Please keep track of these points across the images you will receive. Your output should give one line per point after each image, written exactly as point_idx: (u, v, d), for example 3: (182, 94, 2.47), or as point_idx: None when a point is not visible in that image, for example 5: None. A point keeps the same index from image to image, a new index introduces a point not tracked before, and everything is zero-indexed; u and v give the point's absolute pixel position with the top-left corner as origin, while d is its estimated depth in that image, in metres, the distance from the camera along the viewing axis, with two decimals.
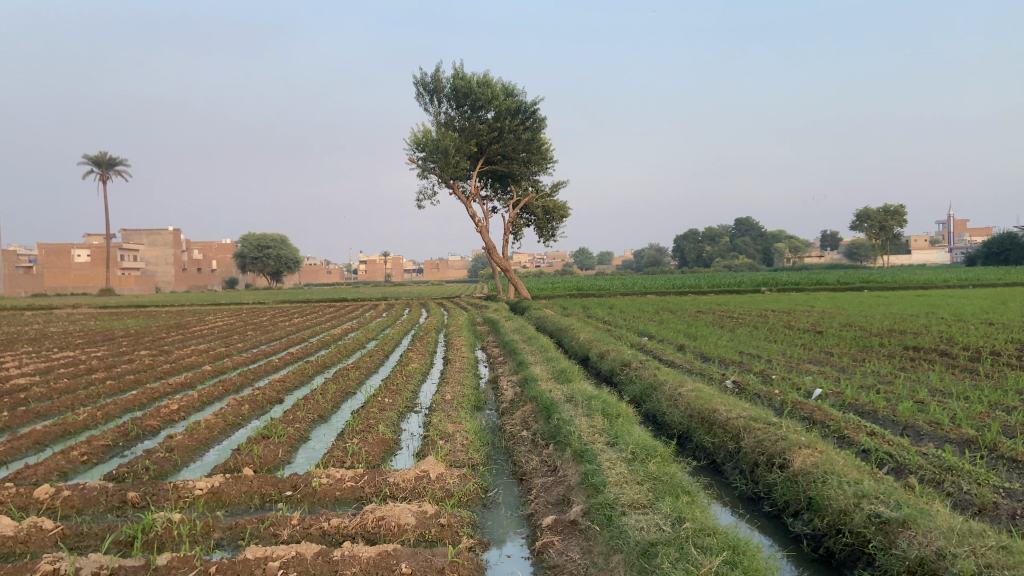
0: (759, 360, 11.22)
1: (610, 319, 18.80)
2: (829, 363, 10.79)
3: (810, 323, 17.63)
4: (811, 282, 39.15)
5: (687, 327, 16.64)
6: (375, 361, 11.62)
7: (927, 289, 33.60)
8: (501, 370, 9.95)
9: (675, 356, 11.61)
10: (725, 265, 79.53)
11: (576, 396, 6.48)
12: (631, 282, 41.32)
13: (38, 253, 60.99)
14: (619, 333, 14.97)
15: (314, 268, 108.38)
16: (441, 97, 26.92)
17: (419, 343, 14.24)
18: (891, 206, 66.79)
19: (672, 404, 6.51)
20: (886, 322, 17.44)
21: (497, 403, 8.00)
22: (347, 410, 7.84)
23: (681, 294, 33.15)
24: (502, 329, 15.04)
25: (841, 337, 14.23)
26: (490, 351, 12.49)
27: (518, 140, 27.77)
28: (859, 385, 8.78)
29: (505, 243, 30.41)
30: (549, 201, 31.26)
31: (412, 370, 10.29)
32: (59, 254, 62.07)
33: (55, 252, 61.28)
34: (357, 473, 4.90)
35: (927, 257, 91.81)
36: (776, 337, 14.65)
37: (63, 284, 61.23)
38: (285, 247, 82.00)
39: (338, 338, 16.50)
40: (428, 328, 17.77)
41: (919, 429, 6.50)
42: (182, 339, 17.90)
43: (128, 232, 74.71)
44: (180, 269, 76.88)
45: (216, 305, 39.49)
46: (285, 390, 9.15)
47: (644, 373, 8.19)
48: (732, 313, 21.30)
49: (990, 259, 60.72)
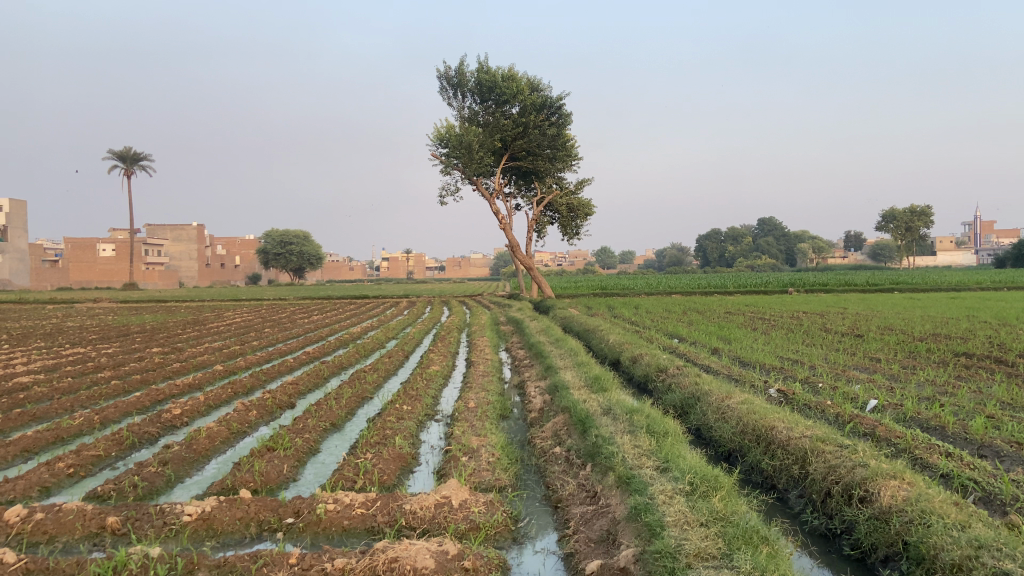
0: (801, 366, 10.49)
1: (639, 319, 18.09)
2: (878, 370, 10.03)
3: (848, 326, 16.82)
4: (840, 283, 38.11)
5: (718, 329, 15.92)
6: (394, 362, 11.06)
7: (962, 292, 32.41)
8: (528, 375, 9.31)
9: (711, 360, 10.92)
10: (749, 265, 78.38)
11: (615, 408, 5.85)
12: (656, 282, 40.49)
13: (64, 246, 61.44)
14: (649, 334, 14.28)
15: (336, 265, 108.54)
16: (465, 91, 26.32)
17: (440, 343, 13.67)
18: (920, 206, 65.14)
19: (722, 419, 5.86)
20: (927, 326, 16.59)
21: (523, 412, 7.38)
22: (361, 418, 7.24)
23: (707, 294, 32.30)
24: (527, 329, 14.42)
25: (885, 342, 13.44)
26: (516, 353, 11.87)
27: (543, 135, 27.12)
28: (917, 394, 8.02)
29: (528, 240, 29.80)
30: (574, 198, 30.60)
31: (432, 372, 9.69)
32: (85, 249, 62.50)
33: (81, 246, 61.78)
34: (368, 497, 4.29)
35: (954, 259, 89.88)
36: (815, 341, 13.87)
37: (89, 278, 61.66)
38: (307, 244, 82.10)
39: (356, 337, 15.97)
40: (450, 327, 17.20)
41: (999, 449, 5.70)
42: (200, 335, 17.50)
43: (152, 228, 75.15)
44: (203, 264, 77.14)
45: (237, 300, 39.34)
46: (297, 394, 8.60)
47: (686, 382, 7.52)
48: (763, 315, 20.53)
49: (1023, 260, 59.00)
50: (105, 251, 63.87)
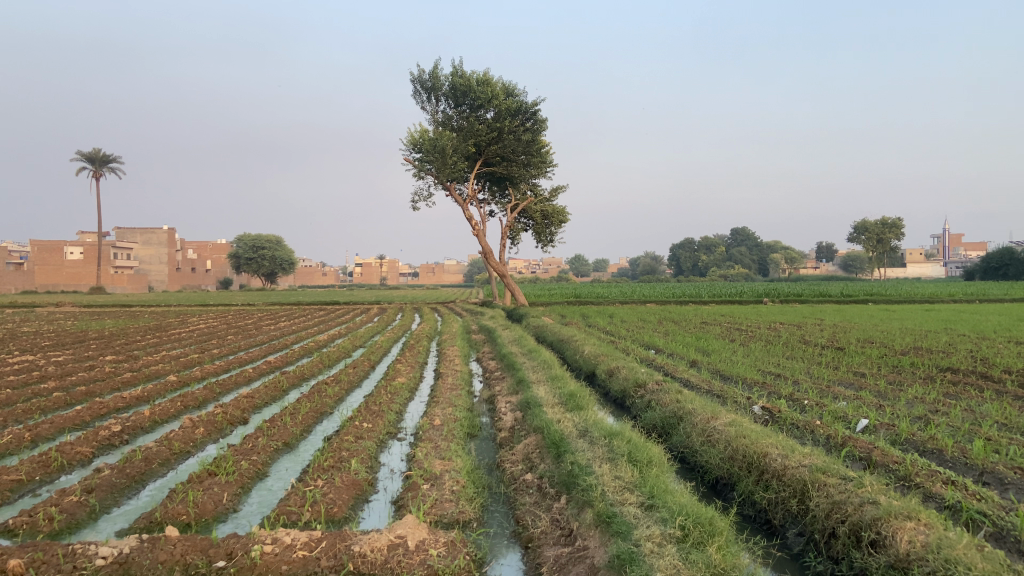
0: (784, 381, 10.09)
1: (615, 329, 17.66)
2: (863, 387, 9.66)
3: (827, 338, 16.53)
4: (813, 294, 38.06)
5: (696, 340, 15.53)
6: (359, 374, 10.50)
7: (936, 304, 32.41)
8: (499, 389, 8.80)
9: (690, 374, 10.49)
10: (722, 275, 78.63)
11: (593, 431, 5.38)
12: (631, 290, 40.18)
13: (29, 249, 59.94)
14: (626, 345, 13.84)
15: (308, 271, 107.43)
16: (439, 95, 25.80)
17: (409, 353, 13.12)
18: (892, 218, 65.83)
19: (708, 444, 5.42)
20: (906, 339, 16.36)
21: (493, 431, 6.87)
22: (316, 437, 6.68)
23: (682, 303, 32.04)
24: (499, 339, 13.93)
25: (866, 355, 13.13)
26: (487, 365, 11.36)
27: (518, 141, 26.68)
28: (908, 415, 7.63)
29: (503, 247, 29.34)
30: (549, 206, 30.19)
31: (397, 385, 9.14)
32: (50, 251, 61.05)
33: (47, 248, 60.42)
34: (313, 536, 3.76)
35: (923, 270, 91.09)
36: (795, 354, 13.52)
37: (55, 281, 60.27)
38: (279, 249, 81.07)
39: (322, 346, 15.35)
40: (421, 336, 16.65)
41: (1000, 475, 5.36)
42: (159, 342, 16.77)
43: (120, 230, 73.68)
44: (172, 268, 75.84)
45: (205, 306, 38.39)
46: (251, 409, 8.02)
47: (666, 399, 7.07)
48: (740, 325, 20.23)
49: (990, 274, 59.63)
50: (71, 253, 62.33)
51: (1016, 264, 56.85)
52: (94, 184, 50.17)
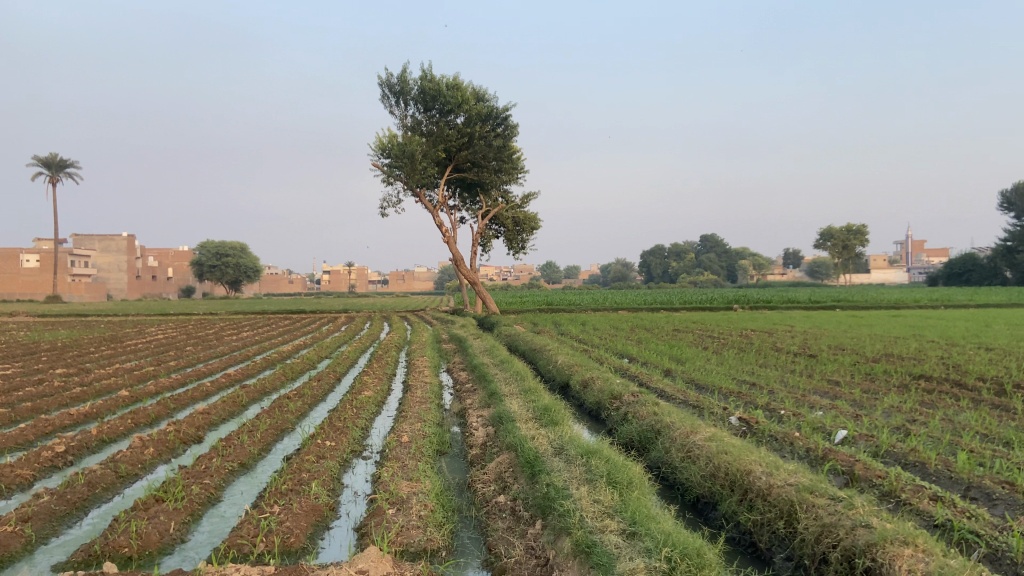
0: (759, 390, 9.94)
1: (586, 337, 17.47)
2: (839, 396, 9.54)
3: (798, 345, 16.49)
4: (782, 301, 38.34)
5: (669, 348, 15.38)
6: (323, 387, 10.14)
7: (903, 310, 32.80)
8: (470, 402, 8.51)
9: (664, 384, 10.30)
10: (690, 282, 79.19)
11: (569, 448, 5.12)
12: (602, 297, 40.13)
13: None
14: (598, 354, 13.63)
15: (275, 279, 106.15)
16: (409, 100, 25.49)
17: (377, 363, 12.77)
18: (856, 226, 66.76)
19: (688, 460, 5.19)
20: (876, 345, 16.39)
21: (464, 447, 6.57)
22: (276, 457, 6.35)
23: (653, 310, 32.00)
24: (470, 349, 13.64)
25: (838, 363, 13.07)
26: (457, 376, 11.06)
27: (489, 147, 26.45)
28: (887, 425, 7.50)
29: (473, 254, 29.07)
30: (520, 212, 29.99)
31: (363, 399, 8.82)
32: (7, 259, 59.49)
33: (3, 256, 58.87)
34: (264, 570, 3.44)
35: (887, 276, 92.66)
36: (768, 361, 13.41)
37: (12, 290, 58.73)
38: (245, 256, 79.96)
39: (285, 357, 14.93)
40: (388, 345, 16.29)
41: (987, 490, 5.22)
42: (116, 354, 16.20)
43: (80, 238, 72.09)
44: (135, 277, 74.37)
45: (167, 315, 37.55)
46: (208, 427, 7.65)
47: (643, 412, 6.84)
48: (711, 333, 20.17)
49: (952, 279, 60.76)
50: (29, 262, 60.88)
51: (977, 270, 58.05)
52: (53, 191, 49.15)
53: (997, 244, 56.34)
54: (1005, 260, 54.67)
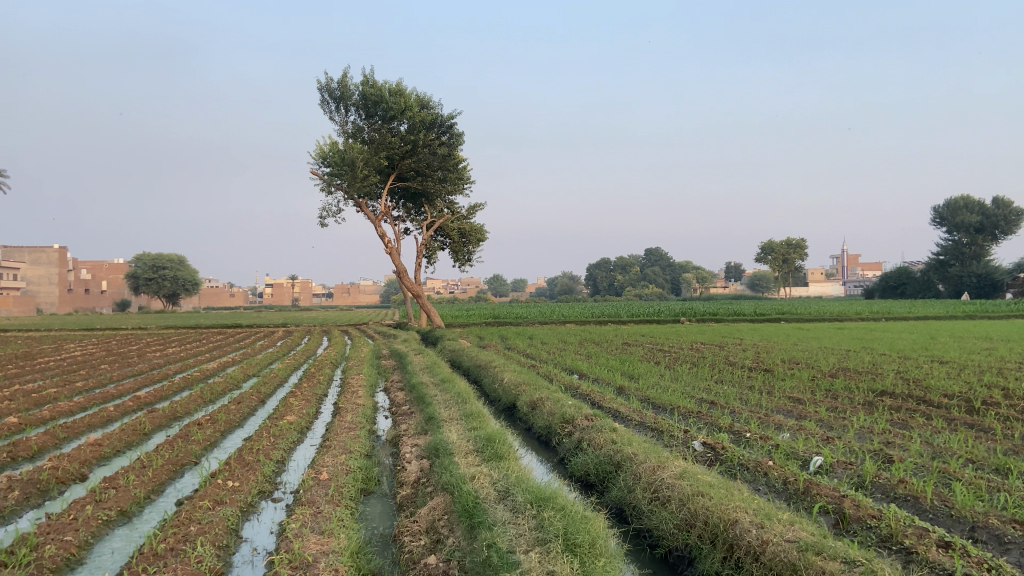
0: (721, 410, 9.24)
1: (534, 352, 16.63)
2: (805, 416, 8.87)
3: (750, 359, 15.96)
4: (727, 313, 38.25)
5: (620, 363, 14.64)
6: (242, 411, 9.08)
7: (846, 322, 32.97)
8: (405, 428, 7.57)
9: (618, 404, 9.50)
10: (635, 295, 79.42)
11: (517, 490, 4.25)
12: (550, 310, 39.48)
13: None
14: (546, 371, 12.81)
15: (215, 292, 103.20)
16: (349, 106, 24.38)
17: (308, 383, 11.74)
18: (795, 239, 67.64)
19: (656, 504, 4.39)
20: (829, 359, 15.96)
21: (393, 484, 5.65)
22: (167, 501, 5.32)
23: (601, 323, 31.43)
24: (410, 366, 12.70)
25: (796, 378, 12.53)
26: (393, 397, 10.08)
27: (433, 155, 25.57)
28: (865, 449, 6.84)
29: (418, 266, 28.08)
30: (466, 223, 29.17)
31: (283, 425, 7.78)
32: None
33: None
34: None
35: (825, 289, 94.56)
36: (723, 377, 12.77)
37: None
38: (183, 269, 77.26)
39: (207, 376, 13.73)
40: (323, 362, 15.20)
41: (995, 530, 4.55)
42: (19, 372, 14.68)
43: (6, 250, 68.75)
44: (65, 290, 71.17)
45: (92, 330, 35.43)
46: (97, 462, 6.55)
47: (600, 440, 6.03)
48: (661, 346, 19.60)
49: (887, 292, 62.05)
50: None
51: (912, 283, 59.40)
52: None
53: (930, 258, 57.77)
54: (938, 274, 56.12)
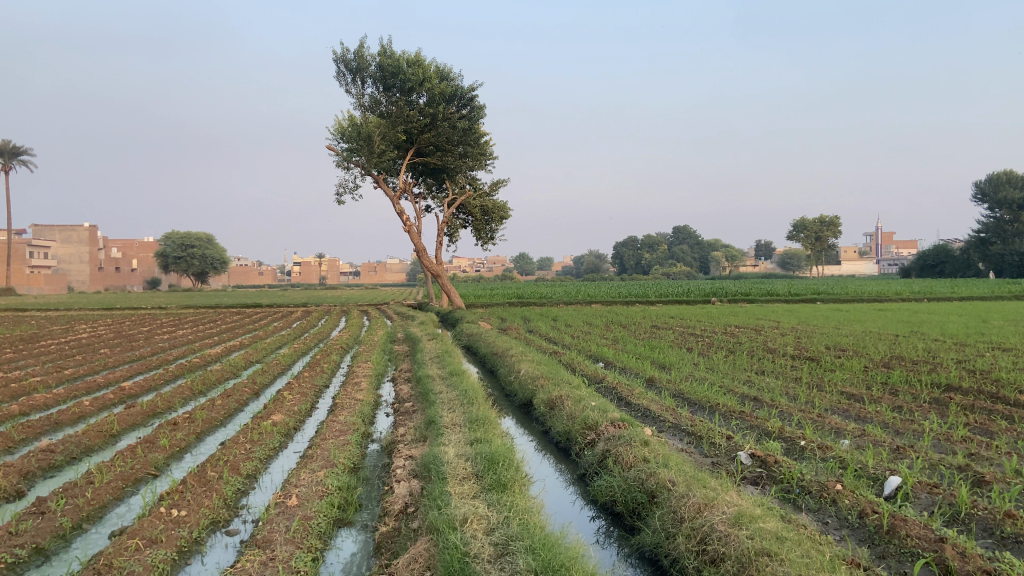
0: (766, 409, 8.12)
1: (557, 337, 15.56)
2: (865, 419, 7.77)
3: (790, 345, 14.77)
4: (760, 293, 36.78)
5: (650, 350, 13.57)
6: (229, 408, 8.13)
7: (886, 303, 31.45)
8: (403, 431, 6.57)
9: (649, 401, 8.43)
10: (663, 274, 77.83)
11: (520, 542, 3.20)
12: (576, 290, 38.33)
13: None
14: (568, 360, 11.75)
15: (244, 271, 103.55)
16: (366, 77, 23.28)
17: (310, 372, 10.84)
18: (829, 216, 65.35)
19: (705, 562, 3.37)
20: (878, 345, 14.71)
21: (376, 511, 4.65)
22: (98, 535, 4.32)
23: (628, 304, 30.25)
24: (422, 353, 11.76)
25: (846, 368, 11.40)
26: (398, 391, 9.09)
27: (453, 129, 24.43)
28: (947, 467, 5.75)
29: (439, 246, 27.09)
30: (489, 201, 28.09)
31: (265, 428, 6.79)
32: None
33: None
34: None
35: (858, 267, 92.00)
36: (764, 367, 11.62)
37: None
38: (211, 247, 77.12)
39: (206, 363, 12.83)
40: (332, 348, 14.31)
41: None
42: (13, 357, 13.89)
43: (37, 229, 69.16)
44: (96, 268, 71.49)
45: (110, 309, 34.85)
46: (43, 473, 5.59)
47: (628, 457, 5.00)
48: (693, 330, 18.44)
49: (925, 271, 59.88)
50: None
51: (951, 261, 57.18)
52: (8, 180, 47.82)
53: (970, 235, 55.59)
54: (979, 252, 53.81)
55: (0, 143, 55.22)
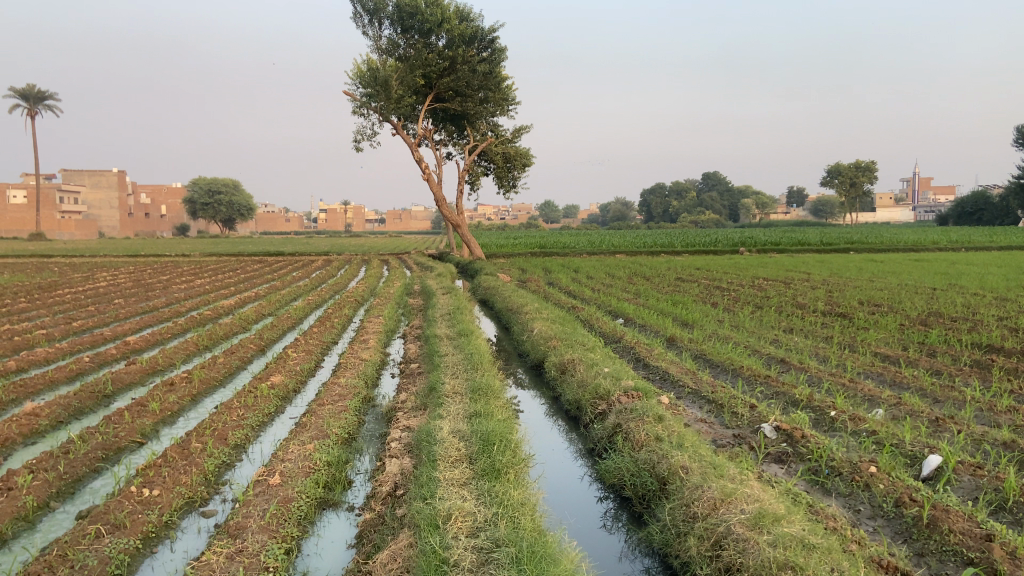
0: (794, 373, 7.66)
1: (578, 290, 15.10)
2: (899, 385, 7.28)
3: (821, 300, 14.18)
4: (790, 242, 35.83)
5: (672, 305, 13.09)
6: (229, 366, 7.84)
7: (920, 253, 30.42)
8: (404, 398, 6.21)
9: (668, 364, 7.99)
10: (691, 222, 76.67)
11: (507, 548, 2.81)
12: (601, 239, 37.68)
13: None
14: (586, 316, 11.30)
15: (271, 216, 103.91)
16: (383, 19, 22.48)
17: (320, 327, 10.55)
18: (864, 162, 63.45)
19: (719, 570, 2.98)
20: (914, 300, 14.07)
21: (365, 492, 4.31)
22: (63, 517, 4.01)
23: (654, 254, 29.56)
24: (436, 308, 11.39)
25: (880, 326, 10.84)
26: (407, 349, 8.74)
27: (473, 73, 23.61)
28: (993, 444, 5.27)
29: (460, 194, 26.57)
30: (511, 148, 27.39)
31: (261, 391, 6.46)
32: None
33: None
34: None
35: (892, 215, 89.90)
36: (792, 324, 11.09)
37: None
38: (238, 193, 77.17)
39: (217, 315, 12.59)
40: (347, 300, 14.01)
41: None
42: (26, 307, 13.76)
43: (67, 174, 69.57)
44: (126, 214, 72.05)
45: (134, 257, 34.97)
46: (23, 439, 5.31)
47: (640, 434, 4.59)
48: (720, 282, 17.88)
49: (962, 219, 58.08)
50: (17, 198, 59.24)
51: (989, 209, 55.38)
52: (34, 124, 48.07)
53: (1011, 182, 53.69)
54: (1019, 199, 51.85)
55: (28, 88, 55.16)
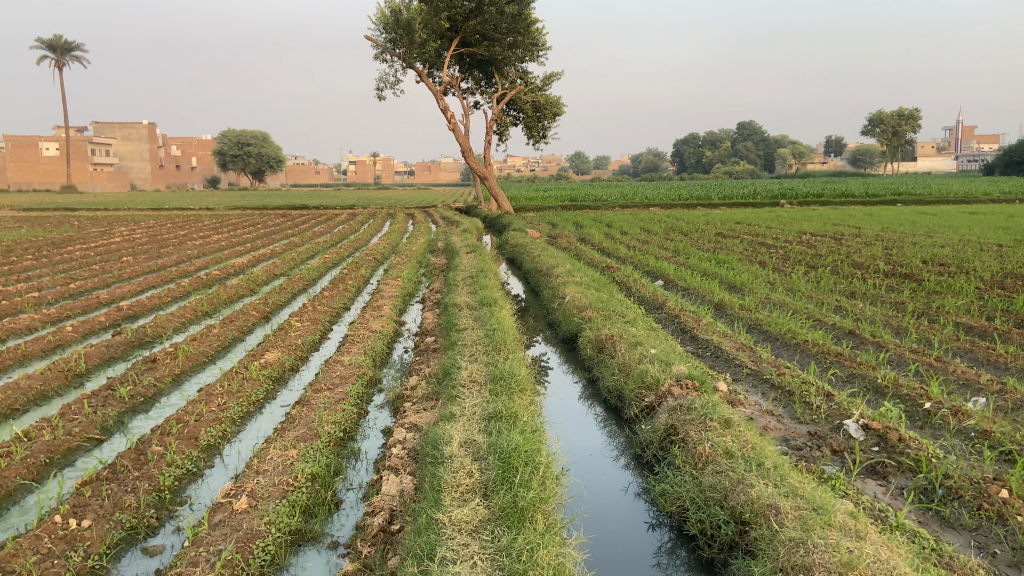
0: (867, 349, 6.59)
1: (612, 248, 14.02)
2: (995, 366, 6.17)
3: (880, 259, 12.90)
4: (833, 194, 34.06)
5: (717, 264, 11.95)
6: (222, 338, 6.97)
7: (973, 205, 28.54)
8: (414, 383, 5.28)
9: (721, 337, 6.93)
10: (724, 173, 74.37)
11: None
12: (635, 191, 36.21)
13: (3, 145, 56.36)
14: (623, 279, 10.25)
15: (301, 168, 103.29)
16: None
17: (333, 289, 9.66)
18: (908, 109, 60.34)
19: None
20: (982, 259, 12.76)
21: (354, 523, 3.40)
22: None
23: (690, 207, 28.15)
24: (458, 268, 10.41)
25: (955, 291, 9.63)
26: (424, 318, 7.79)
27: (502, 15, 22.10)
28: None
29: (488, 144, 25.36)
30: (541, 96, 25.99)
31: (251, 372, 5.57)
32: (26, 147, 57.75)
33: (22, 144, 57.08)
34: None
35: (935, 164, 86.41)
36: (855, 288, 9.90)
37: (33, 178, 57.35)
38: (267, 145, 76.42)
39: (225, 275, 11.73)
40: (365, 259, 13.07)
41: None
42: (31, 266, 13.04)
43: (98, 126, 69.30)
44: (156, 166, 71.74)
45: (158, 210, 34.21)
46: None
47: (702, 446, 3.62)
48: (764, 239, 16.61)
49: (1011, 168, 55.14)
50: (49, 150, 59.04)
51: None
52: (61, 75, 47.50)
53: None
54: None
55: (56, 38, 54.43)
